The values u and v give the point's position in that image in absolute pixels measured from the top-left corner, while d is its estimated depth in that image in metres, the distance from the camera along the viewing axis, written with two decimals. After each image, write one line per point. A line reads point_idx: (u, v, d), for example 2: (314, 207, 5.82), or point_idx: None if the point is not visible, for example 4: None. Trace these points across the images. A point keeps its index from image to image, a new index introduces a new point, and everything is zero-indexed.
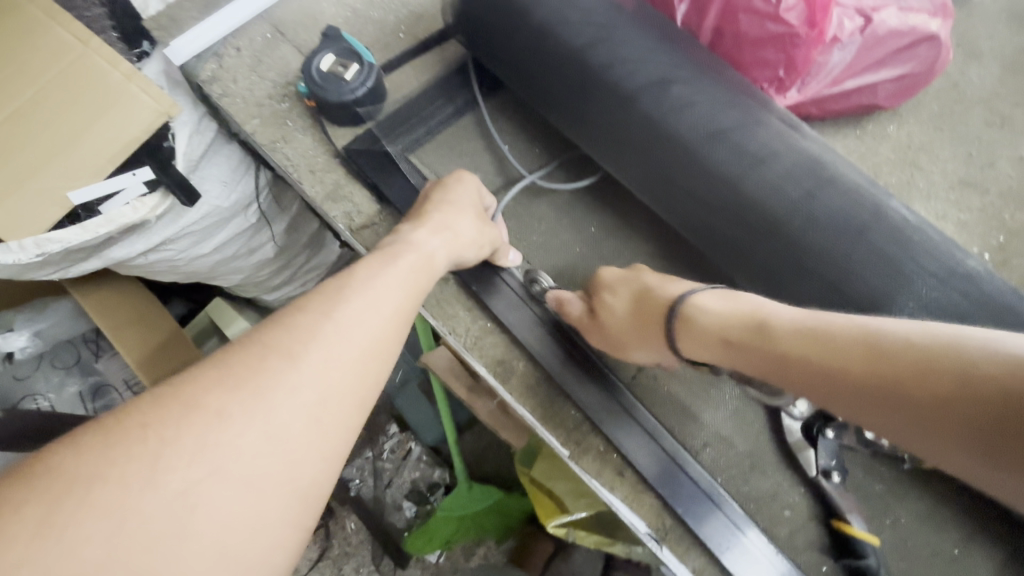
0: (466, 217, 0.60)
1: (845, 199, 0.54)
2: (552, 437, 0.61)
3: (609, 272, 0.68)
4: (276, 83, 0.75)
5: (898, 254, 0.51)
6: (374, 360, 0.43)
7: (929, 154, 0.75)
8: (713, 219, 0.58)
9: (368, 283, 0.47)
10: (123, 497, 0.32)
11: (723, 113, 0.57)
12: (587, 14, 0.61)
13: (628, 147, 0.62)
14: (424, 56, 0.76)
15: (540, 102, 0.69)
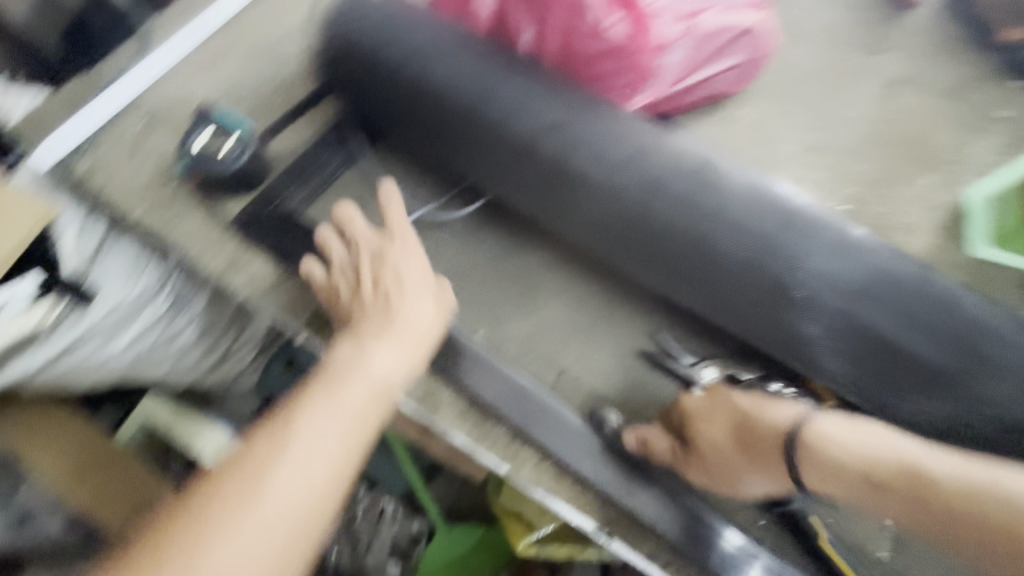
0: (419, 298, 0.63)
1: (742, 200, 0.61)
2: (489, 456, 0.63)
3: (516, 287, 0.70)
4: (157, 166, 0.74)
5: (817, 255, 0.58)
6: (327, 485, 0.55)
7: (779, 128, 0.84)
8: (633, 243, 0.64)
9: (320, 406, 0.58)
10: None
11: (616, 142, 0.64)
12: (446, 62, 0.68)
13: (540, 191, 0.66)
14: (304, 116, 0.78)
15: (420, 141, 0.72)
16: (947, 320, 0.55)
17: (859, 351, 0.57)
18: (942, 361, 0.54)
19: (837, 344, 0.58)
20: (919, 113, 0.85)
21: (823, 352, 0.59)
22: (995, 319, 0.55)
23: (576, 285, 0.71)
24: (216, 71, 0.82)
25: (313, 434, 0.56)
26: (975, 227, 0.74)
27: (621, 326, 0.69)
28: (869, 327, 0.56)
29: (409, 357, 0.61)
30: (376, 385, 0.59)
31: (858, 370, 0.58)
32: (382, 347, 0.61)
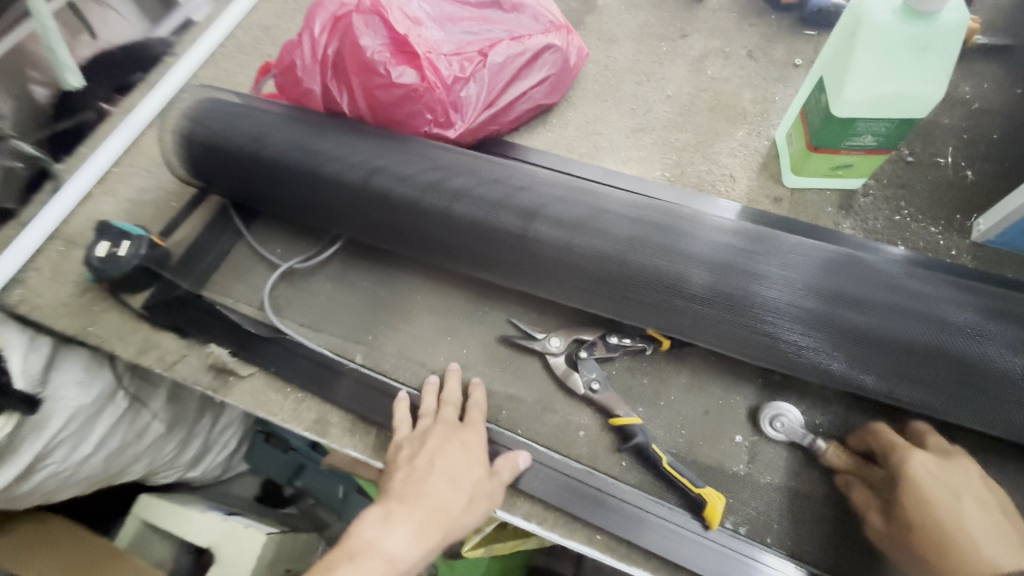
0: (448, 480, 0.60)
1: (711, 238, 0.65)
2: (377, 461, 0.70)
3: (387, 312, 0.80)
4: (76, 281, 0.87)
5: (786, 272, 0.62)
6: None
7: (604, 121, 0.94)
8: (606, 295, 0.67)
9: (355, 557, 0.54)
10: None
11: (579, 211, 0.68)
12: (282, 131, 0.78)
13: (505, 266, 0.71)
14: (195, 211, 0.91)
15: (283, 210, 0.83)
16: (912, 301, 0.60)
17: (846, 346, 0.60)
18: (922, 340, 0.58)
19: (821, 343, 0.61)
20: (726, 78, 0.96)
21: (811, 350, 0.62)
22: (941, 289, 0.61)
23: (443, 296, 0.80)
24: (120, 192, 0.96)
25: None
26: (785, 160, 0.83)
27: (483, 322, 0.77)
28: (849, 323, 0.60)
29: (423, 535, 0.56)
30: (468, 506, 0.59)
31: (846, 362, 0.61)
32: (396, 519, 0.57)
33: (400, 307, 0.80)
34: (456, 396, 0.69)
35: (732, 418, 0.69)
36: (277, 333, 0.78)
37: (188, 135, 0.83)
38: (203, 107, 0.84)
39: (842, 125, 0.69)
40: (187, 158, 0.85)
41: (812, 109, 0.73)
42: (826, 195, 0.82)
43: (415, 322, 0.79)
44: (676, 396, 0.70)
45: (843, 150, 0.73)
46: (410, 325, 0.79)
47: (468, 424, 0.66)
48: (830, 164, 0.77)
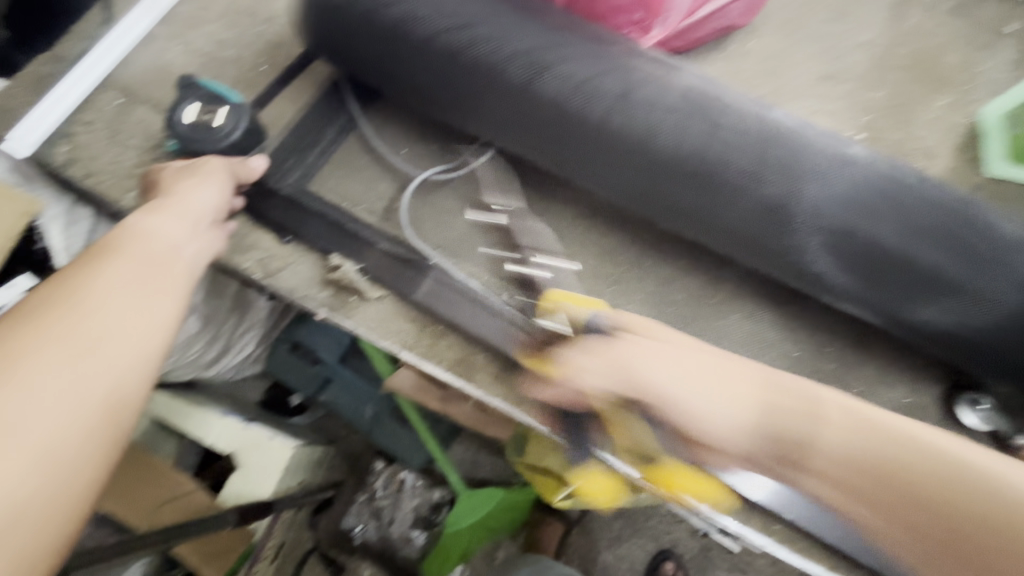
0: (172, 216, 0.55)
1: (744, 127, 0.59)
2: (531, 417, 0.61)
3: (538, 245, 0.69)
4: (142, 147, 0.70)
5: (831, 180, 0.57)
6: (160, 308, 0.50)
7: (790, 60, 0.81)
8: (637, 181, 0.62)
9: (111, 258, 0.50)
10: (62, 339, 0.44)
11: (614, 77, 0.60)
12: (441, 5, 0.62)
13: (535, 135, 0.64)
14: (293, 83, 0.73)
15: (422, 99, 0.68)
16: (952, 232, 0.55)
17: (871, 268, 0.57)
18: (951, 274, 0.55)
19: (844, 263, 0.58)
20: (928, 33, 0.83)
21: (830, 267, 0.59)
22: (991, 222, 0.56)
23: (604, 237, 0.70)
24: (191, 41, 0.76)
25: (118, 273, 0.49)
26: (996, 147, 0.74)
27: (649, 276, 0.68)
28: (882, 244, 0.56)
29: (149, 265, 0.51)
30: (199, 219, 0.58)
31: (861, 285, 0.59)
32: (151, 220, 0.54)
33: (553, 243, 0.69)
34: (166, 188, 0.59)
35: (916, 420, 0.64)
36: (413, 253, 0.65)
37: None
38: None
39: None
40: (309, 11, 0.67)
41: None
42: None
43: (572, 263, 0.68)
44: (858, 389, 0.66)
45: None
46: (566, 265, 0.68)
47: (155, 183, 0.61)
48: None
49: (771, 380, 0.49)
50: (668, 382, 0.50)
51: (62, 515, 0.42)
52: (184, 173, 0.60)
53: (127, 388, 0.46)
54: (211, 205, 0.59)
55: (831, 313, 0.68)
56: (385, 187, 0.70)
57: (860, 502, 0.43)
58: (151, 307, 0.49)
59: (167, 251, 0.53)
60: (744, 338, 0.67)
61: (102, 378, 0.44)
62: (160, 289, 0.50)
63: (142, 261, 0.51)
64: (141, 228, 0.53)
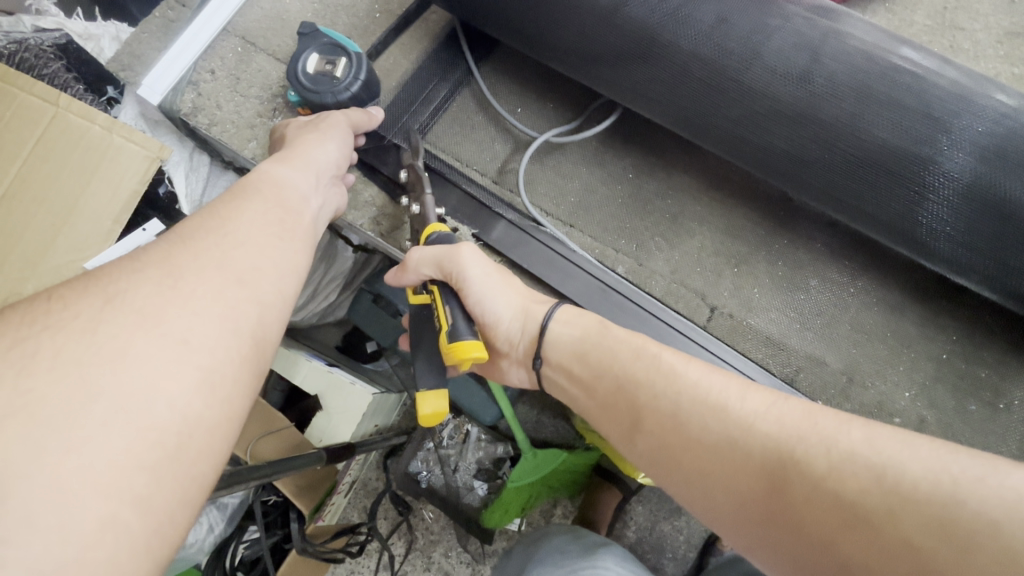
0: (298, 163, 0.52)
1: (869, 61, 0.51)
2: None
3: (657, 217, 0.64)
4: (262, 98, 0.70)
5: (977, 135, 0.49)
6: (303, 245, 0.45)
7: (969, 12, 0.69)
8: (755, 137, 0.56)
9: (256, 188, 0.46)
10: (189, 272, 0.37)
11: (725, 5, 0.53)
12: None
13: (645, 83, 0.58)
14: (408, 32, 0.70)
15: (542, 52, 0.63)
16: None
17: (1014, 239, 0.49)
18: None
19: (979, 235, 0.51)
20: None
21: (949, 228, 0.52)
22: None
23: (730, 212, 0.64)
24: None
25: (255, 208, 0.44)
26: None
27: (779, 258, 0.62)
28: (1012, 198, 0.48)
29: (281, 204, 0.46)
30: (321, 172, 0.54)
31: (994, 260, 0.51)
32: (277, 168, 0.50)
33: (670, 215, 0.64)
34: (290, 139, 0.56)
35: None
36: (526, 220, 0.63)
37: None
38: None
39: None
40: None
41: None
42: None
43: (694, 238, 0.63)
44: (1021, 401, 0.57)
45: None
46: (687, 240, 0.63)
47: (281, 135, 0.60)
48: None
49: (634, 369, 0.46)
50: (486, 286, 0.51)
51: (203, 458, 0.32)
52: (305, 127, 0.58)
53: (269, 325, 0.39)
54: (333, 159, 0.55)
55: (997, 313, 0.59)
56: (499, 147, 0.67)
57: (686, 486, 0.42)
58: (291, 244, 0.44)
59: (294, 193, 0.48)
60: (888, 333, 0.60)
61: (250, 308, 0.38)
62: (294, 230, 0.45)
63: (275, 201, 0.46)
64: (273, 175, 0.49)
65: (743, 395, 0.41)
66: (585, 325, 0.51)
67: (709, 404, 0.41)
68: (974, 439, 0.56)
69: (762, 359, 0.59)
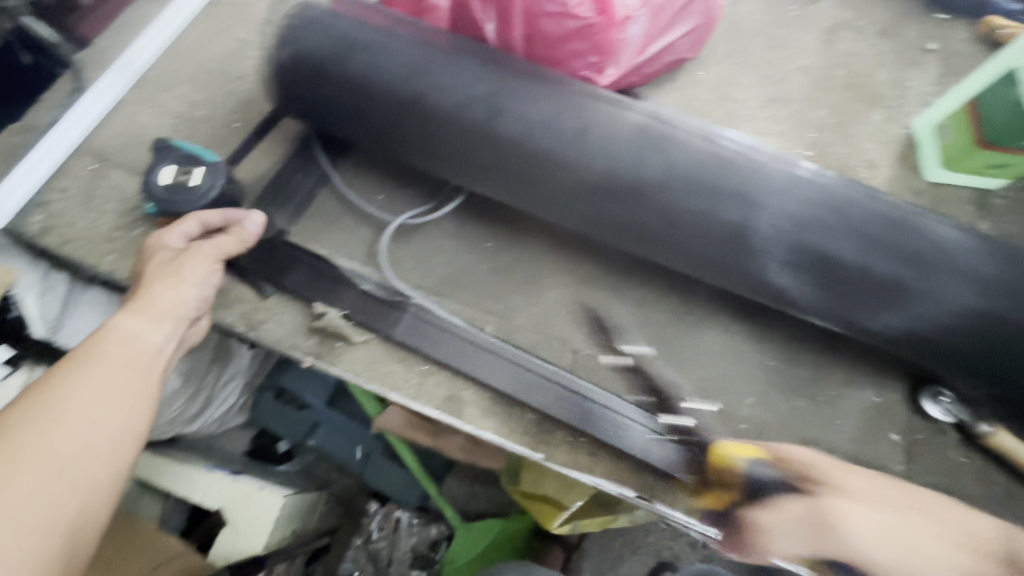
0: (151, 316, 0.57)
1: (695, 151, 0.61)
2: (523, 447, 0.63)
3: (515, 278, 0.71)
4: (119, 211, 0.70)
5: (790, 205, 0.60)
6: (140, 410, 0.53)
7: (736, 87, 0.87)
8: (612, 214, 0.65)
9: (97, 357, 0.53)
10: (13, 478, 0.46)
11: (567, 114, 0.63)
12: (399, 62, 0.66)
13: (507, 174, 0.66)
14: (268, 138, 0.75)
15: (393, 149, 0.70)
16: (904, 239, 0.58)
17: (832, 280, 0.60)
18: (909, 278, 0.58)
19: (807, 279, 0.61)
20: (859, 55, 0.90)
21: (787, 280, 0.62)
22: (939, 229, 0.59)
23: (580, 265, 0.72)
24: (164, 103, 0.78)
25: (93, 382, 0.52)
26: (931, 152, 0.80)
27: (626, 299, 0.70)
28: (825, 254, 0.59)
29: (124, 373, 0.54)
30: (179, 318, 0.59)
31: (825, 300, 0.62)
32: (129, 321, 0.56)
33: (529, 273, 0.71)
34: (154, 265, 0.60)
35: (885, 419, 0.66)
36: (394, 295, 0.67)
37: (289, 48, 0.68)
38: (304, 15, 0.69)
39: None
40: (278, 68, 0.69)
41: (988, 102, 0.70)
42: (965, 192, 0.80)
43: (550, 291, 0.71)
44: (835, 391, 0.67)
45: (1014, 150, 0.70)
46: (545, 293, 0.71)
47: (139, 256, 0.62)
48: (986, 162, 0.74)
49: (840, 526, 0.55)
50: (840, 498, 0.57)
51: None
52: (164, 260, 0.60)
53: (93, 504, 0.49)
54: (190, 303, 0.60)
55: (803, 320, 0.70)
56: (363, 232, 0.72)
57: None
58: (125, 416, 0.52)
59: (137, 355, 0.55)
60: (727, 352, 0.68)
61: (73, 497, 0.48)
62: (131, 399, 0.53)
63: (117, 370, 0.53)
64: (118, 334, 0.55)
65: (868, 513, 0.56)
66: (893, 527, 0.55)
67: (870, 533, 0.55)
68: (806, 430, 0.65)
69: (622, 392, 0.66)
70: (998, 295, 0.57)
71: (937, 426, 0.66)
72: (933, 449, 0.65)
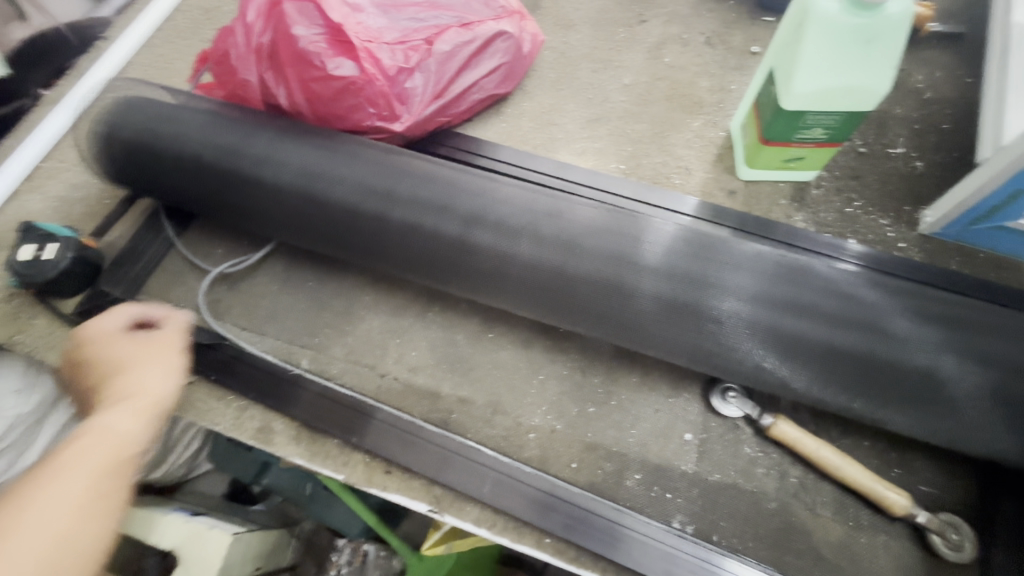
0: (134, 407, 0.49)
1: (647, 241, 0.63)
2: (324, 470, 0.67)
3: (332, 313, 0.77)
4: (2, 286, 0.82)
5: (747, 282, 0.60)
6: (108, 527, 0.42)
7: (559, 111, 0.91)
8: (565, 305, 0.65)
9: (56, 465, 0.42)
10: None
11: (517, 213, 0.66)
12: (203, 136, 0.74)
13: (455, 272, 0.69)
14: (128, 213, 0.86)
15: (321, 246, 0.74)
16: (859, 311, 0.58)
17: (801, 356, 0.59)
18: (870, 348, 0.57)
19: (761, 351, 0.60)
20: (683, 66, 0.94)
21: (747, 353, 0.61)
22: (889, 298, 0.59)
23: (392, 296, 0.78)
24: (48, 189, 0.90)
25: (64, 493, 0.41)
26: (740, 152, 0.82)
27: (432, 324, 0.75)
28: (785, 328, 0.59)
29: (79, 486, 0.42)
30: (160, 408, 0.51)
31: (787, 372, 0.61)
32: (110, 417, 0.47)
33: (343, 308, 0.77)
34: (145, 347, 0.56)
35: (676, 419, 0.67)
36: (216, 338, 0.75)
37: (117, 133, 0.77)
38: (135, 101, 0.79)
39: (793, 118, 0.68)
40: (112, 149, 0.78)
41: (764, 101, 0.72)
42: (780, 186, 0.81)
43: (365, 323, 0.76)
44: (626, 396, 0.69)
45: (795, 142, 0.72)
46: (360, 325, 0.76)
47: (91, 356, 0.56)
48: (783, 157, 0.76)
49: None
50: None
51: None
52: (146, 349, 0.55)
53: None
54: (170, 401, 0.52)
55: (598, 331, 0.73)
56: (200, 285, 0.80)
57: None
58: (96, 532, 0.41)
59: (132, 454, 0.46)
60: (524, 364, 0.72)
61: None
62: (110, 514, 0.42)
63: (109, 469, 0.44)
64: (99, 429, 0.46)
65: None
66: None
67: None
68: (594, 435, 0.67)
69: (420, 411, 0.70)
70: (954, 357, 0.56)
71: (728, 422, 0.67)
72: (723, 445, 0.66)
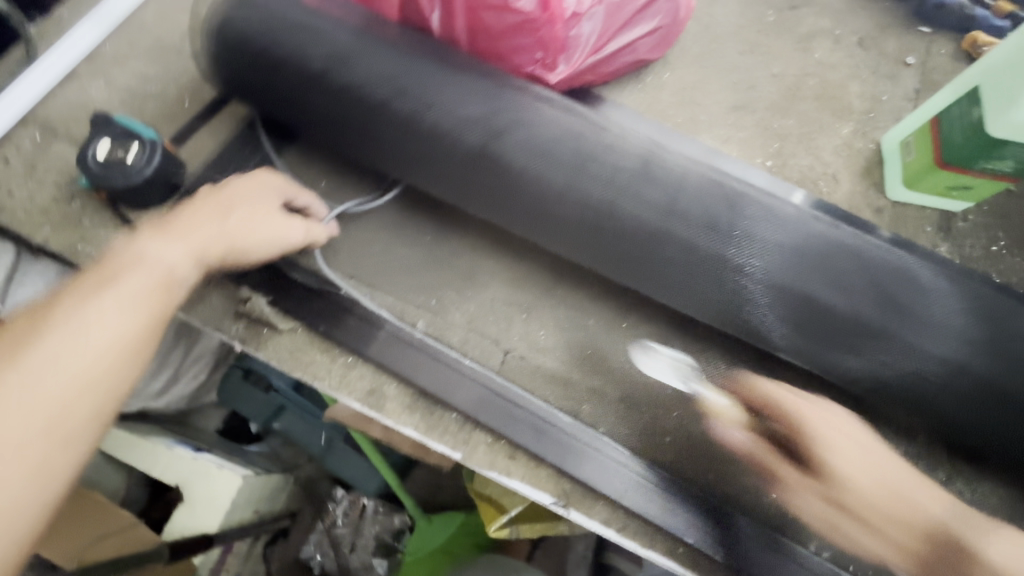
0: (188, 242, 0.54)
1: (696, 188, 0.59)
2: (441, 446, 0.62)
3: (453, 275, 0.70)
4: (59, 184, 0.70)
5: (791, 247, 0.57)
6: (145, 341, 0.49)
7: (703, 91, 0.84)
8: (605, 248, 0.61)
9: (121, 273, 0.50)
10: (64, 348, 0.46)
11: (565, 140, 0.60)
12: (334, 47, 0.63)
13: (491, 197, 0.63)
14: (214, 120, 0.75)
15: (371, 155, 0.67)
16: (903, 295, 0.56)
17: (837, 335, 0.57)
18: (906, 334, 0.56)
19: (798, 325, 0.58)
20: (834, 65, 0.88)
21: (781, 324, 0.59)
22: (932, 285, 0.57)
23: (517, 265, 0.71)
24: (114, 77, 0.77)
25: (118, 300, 0.49)
26: (896, 169, 0.77)
27: (562, 304, 0.69)
28: (824, 302, 0.56)
29: (163, 291, 0.51)
30: (216, 247, 0.56)
31: (817, 348, 0.59)
32: (160, 244, 0.53)
33: (465, 269, 0.70)
34: (215, 190, 0.59)
35: None
36: (324, 284, 0.66)
37: (227, 28, 0.66)
38: None
39: (992, 145, 0.63)
40: (218, 45, 0.67)
41: (953, 120, 0.67)
42: (927, 213, 0.78)
43: (487, 290, 0.69)
44: None
45: (973, 171, 0.67)
46: (482, 293, 0.69)
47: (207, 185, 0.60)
48: (948, 183, 0.71)
49: None
50: None
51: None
52: (223, 195, 0.59)
53: (79, 421, 0.45)
54: (228, 247, 0.57)
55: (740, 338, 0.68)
56: None
57: None
58: (136, 342, 0.49)
59: (176, 297, 0.52)
60: (660, 362, 0.67)
61: (65, 412, 0.45)
62: (149, 331, 0.50)
63: (152, 297, 0.50)
64: (147, 255, 0.52)
65: None
66: None
67: None
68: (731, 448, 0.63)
69: (547, 396, 0.65)
70: (989, 356, 0.55)
71: None
72: None
